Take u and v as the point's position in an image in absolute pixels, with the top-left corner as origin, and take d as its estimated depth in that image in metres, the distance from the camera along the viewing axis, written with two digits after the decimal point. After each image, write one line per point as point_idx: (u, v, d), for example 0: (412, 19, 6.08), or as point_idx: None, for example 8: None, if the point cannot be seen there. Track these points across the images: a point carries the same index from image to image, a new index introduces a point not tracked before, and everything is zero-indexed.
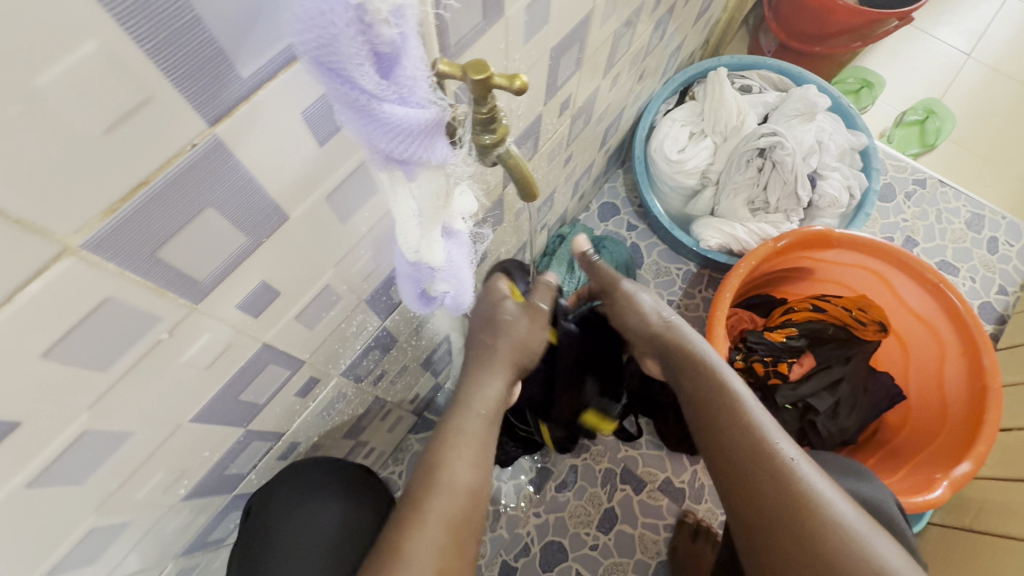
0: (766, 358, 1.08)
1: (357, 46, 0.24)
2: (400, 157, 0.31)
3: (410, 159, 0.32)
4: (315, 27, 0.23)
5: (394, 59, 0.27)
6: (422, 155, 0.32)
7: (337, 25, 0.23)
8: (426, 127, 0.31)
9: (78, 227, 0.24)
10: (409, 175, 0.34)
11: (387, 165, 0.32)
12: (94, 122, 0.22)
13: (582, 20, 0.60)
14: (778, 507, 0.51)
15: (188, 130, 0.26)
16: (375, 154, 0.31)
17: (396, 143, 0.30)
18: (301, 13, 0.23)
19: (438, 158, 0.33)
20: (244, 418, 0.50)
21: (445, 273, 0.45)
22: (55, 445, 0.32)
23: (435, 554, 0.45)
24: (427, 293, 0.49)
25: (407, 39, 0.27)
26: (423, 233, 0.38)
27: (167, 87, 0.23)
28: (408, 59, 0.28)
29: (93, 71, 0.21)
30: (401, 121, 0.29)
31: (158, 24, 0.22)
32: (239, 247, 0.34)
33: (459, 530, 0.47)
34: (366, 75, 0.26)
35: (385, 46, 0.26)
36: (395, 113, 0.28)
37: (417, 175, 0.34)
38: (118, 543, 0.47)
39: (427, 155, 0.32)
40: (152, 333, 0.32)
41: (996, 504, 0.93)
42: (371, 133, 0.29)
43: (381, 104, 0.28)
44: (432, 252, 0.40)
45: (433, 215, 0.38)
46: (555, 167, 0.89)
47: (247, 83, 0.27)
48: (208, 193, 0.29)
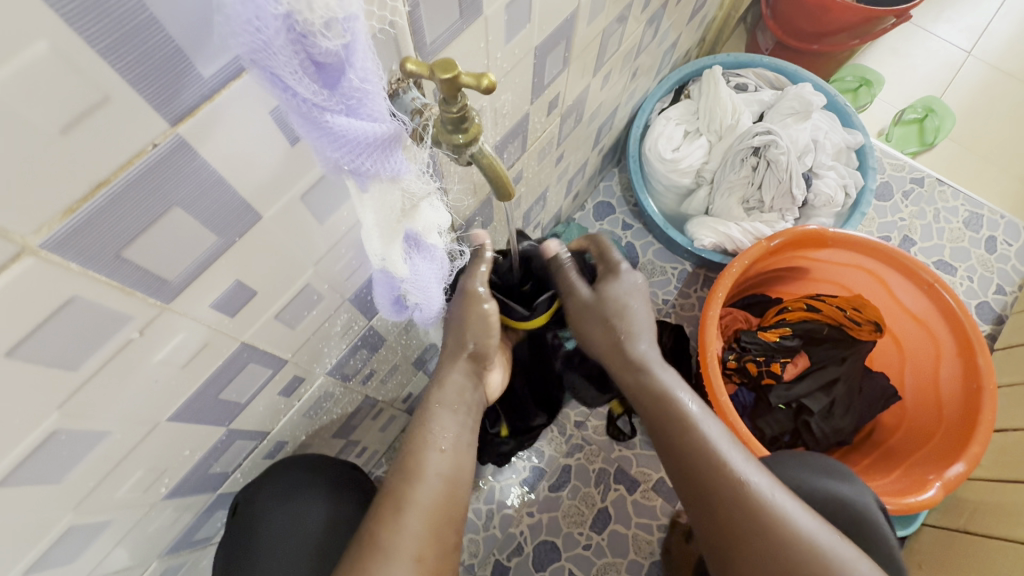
0: (759, 357, 1.07)
1: (288, 55, 0.25)
2: (349, 167, 0.32)
3: (362, 171, 0.33)
4: (249, 35, 0.24)
5: (338, 70, 0.27)
6: (373, 167, 0.33)
7: (267, 34, 0.24)
8: (376, 137, 0.31)
9: (37, 226, 0.24)
10: (362, 187, 0.34)
11: (341, 174, 0.33)
12: (49, 122, 0.22)
13: (567, 18, 0.59)
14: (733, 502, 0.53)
15: (150, 129, 0.25)
16: (327, 165, 0.32)
17: (345, 153, 0.31)
18: (235, 21, 0.23)
19: (391, 171, 0.34)
20: (226, 417, 0.50)
21: (411, 283, 0.46)
22: (26, 444, 0.32)
23: (416, 543, 0.48)
24: (401, 299, 0.50)
25: (354, 50, 0.27)
26: (384, 246, 0.39)
27: (124, 87, 0.23)
28: (354, 70, 0.28)
29: (45, 71, 0.21)
30: (348, 131, 0.30)
31: (111, 25, 0.22)
32: (210, 247, 0.34)
33: (436, 522, 0.50)
34: (303, 85, 0.26)
35: (325, 57, 0.26)
36: (339, 123, 0.29)
37: (371, 188, 0.35)
38: (101, 541, 0.47)
39: (378, 168, 0.33)
40: (123, 332, 0.32)
41: (990, 505, 0.93)
42: (321, 141, 0.30)
43: (325, 114, 0.28)
44: (394, 263, 0.41)
45: (392, 230, 0.38)
46: (546, 166, 0.89)
47: (208, 82, 0.27)
48: (174, 192, 0.29)
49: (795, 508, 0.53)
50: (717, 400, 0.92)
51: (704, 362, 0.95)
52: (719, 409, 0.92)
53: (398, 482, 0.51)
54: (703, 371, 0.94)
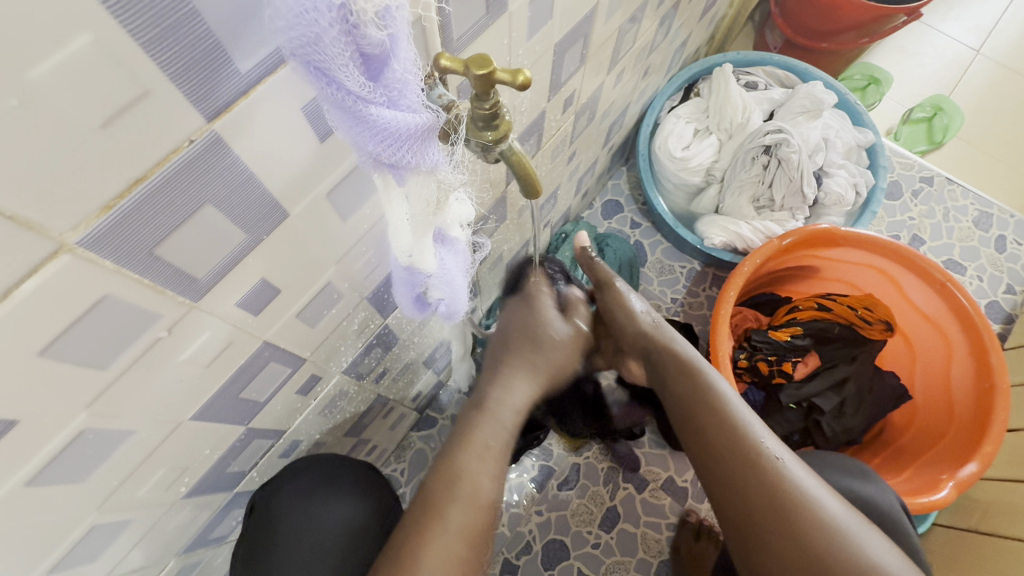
0: (770, 357, 1.07)
1: (340, 46, 0.25)
2: (389, 161, 0.32)
3: (400, 164, 0.32)
4: (299, 29, 0.24)
5: (383, 61, 0.28)
6: (412, 160, 0.32)
7: (321, 25, 0.24)
8: (415, 130, 0.31)
9: (75, 223, 0.24)
10: (400, 180, 0.34)
11: (377, 168, 0.33)
12: (89, 118, 0.22)
13: (587, 14, 0.59)
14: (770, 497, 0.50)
15: (186, 125, 0.25)
16: (365, 157, 0.32)
17: (386, 147, 0.30)
18: (286, 14, 0.23)
19: (428, 163, 0.34)
20: (245, 415, 0.49)
21: (438, 279, 0.46)
22: (54, 443, 0.32)
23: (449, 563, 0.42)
24: (422, 296, 0.50)
25: (398, 40, 0.27)
26: (414, 239, 0.39)
27: (163, 82, 0.23)
28: (399, 61, 0.28)
29: (87, 64, 0.20)
30: (390, 123, 0.29)
31: (154, 18, 0.21)
32: (239, 245, 0.33)
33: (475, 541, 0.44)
34: (351, 76, 0.26)
35: (373, 48, 0.26)
36: (383, 116, 0.29)
37: (408, 180, 0.35)
38: (121, 540, 0.47)
39: (416, 160, 0.33)
40: (152, 331, 0.32)
41: (1003, 505, 0.92)
42: (360, 134, 0.29)
43: (368, 106, 0.28)
44: (423, 256, 0.41)
45: (425, 220, 0.39)
46: (559, 164, 0.89)
47: (245, 77, 0.26)
48: (207, 189, 0.29)
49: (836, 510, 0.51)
50: None
51: (716, 360, 0.94)
52: None
53: (435, 495, 0.45)
54: (714, 370, 0.94)
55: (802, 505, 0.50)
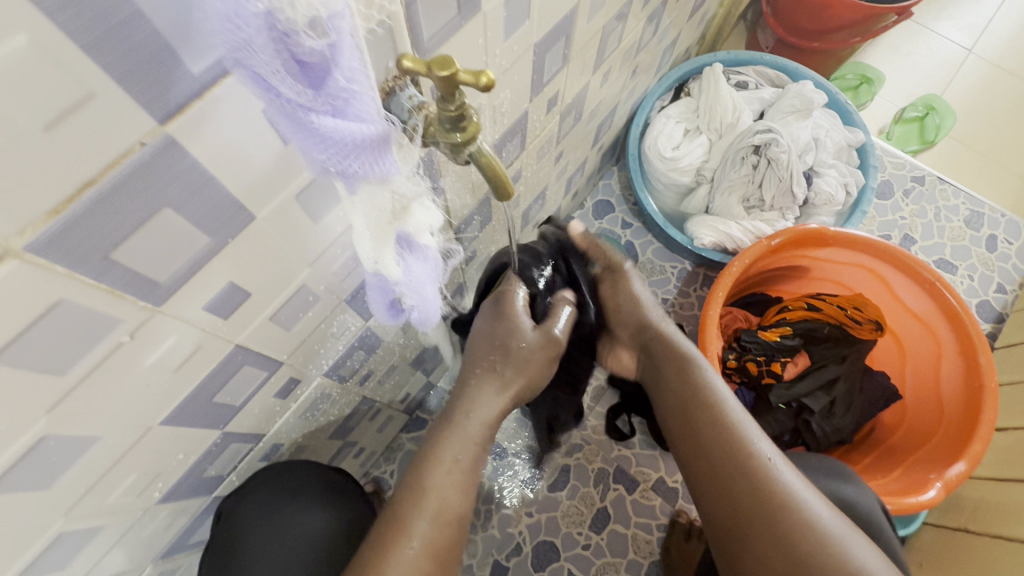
0: (760, 357, 1.07)
1: (269, 54, 0.24)
2: (337, 169, 0.31)
3: (352, 172, 0.32)
4: (231, 36, 0.23)
5: (324, 70, 0.26)
6: (361, 169, 0.32)
7: (246, 32, 0.23)
8: (365, 139, 0.30)
9: (20, 228, 0.23)
10: (350, 189, 0.34)
11: (328, 174, 0.33)
12: (30, 121, 0.21)
13: (567, 15, 0.59)
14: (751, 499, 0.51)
15: (137, 128, 0.25)
16: (314, 163, 0.31)
17: (334, 155, 0.30)
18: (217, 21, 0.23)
19: (381, 172, 0.34)
20: (221, 419, 0.49)
21: (409, 287, 0.45)
22: (13, 451, 0.31)
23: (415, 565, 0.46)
24: (396, 303, 0.50)
25: (340, 49, 0.26)
26: (377, 247, 0.38)
27: (109, 84, 0.23)
28: (342, 71, 0.27)
29: (24, 67, 0.20)
30: (334, 132, 0.29)
31: (95, 19, 0.21)
32: (202, 249, 0.33)
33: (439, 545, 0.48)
34: (285, 85, 0.26)
35: (310, 57, 0.25)
36: (325, 124, 0.28)
37: (359, 188, 0.34)
38: (93, 545, 0.47)
39: (366, 170, 0.32)
40: (113, 336, 0.32)
41: (992, 505, 0.92)
42: (307, 141, 0.29)
43: (310, 114, 0.27)
44: (388, 266, 0.40)
45: (383, 231, 0.38)
46: (546, 164, 0.88)
47: (198, 80, 0.26)
48: (163, 192, 0.28)
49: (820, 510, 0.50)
50: None
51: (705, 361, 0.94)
52: None
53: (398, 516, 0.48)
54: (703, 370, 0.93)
55: (781, 502, 0.50)
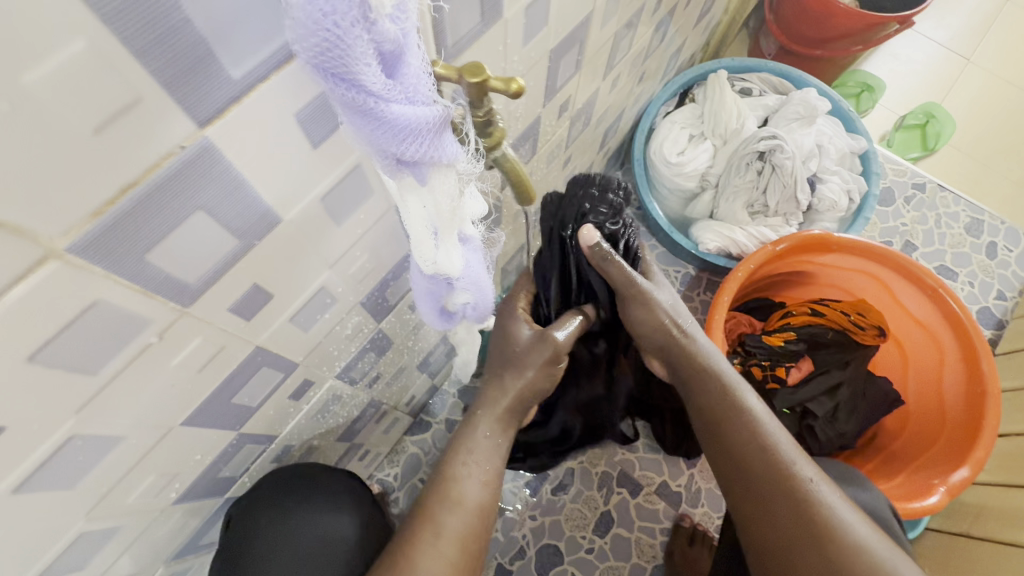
0: (765, 362, 1.09)
1: (362, 46, 0.24)
2: (406, 160, 0.31)
3: (421, 161, 0.32)
4: (318, 29, 0.23)
5: (397, 57, 0.27)
6: (432, 154, 0.31)
7: (342, 26, 0.23)
8: (433, 125, 0.31)
9: (65, 229, 0.24)
10: (420, 180, 0.33)
11: (397, 169, 0.32)
12: (81, 123, 0.22)
13: (582, 21, 0.59)
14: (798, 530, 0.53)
15: (178, 131, 0.25)
16: (383, 159, 0.31)
17: (405, 145, 0.30)
18: (304, 18, 0.23)
19: (449, 157, 0.33)
20: (237, 420, 0.49)
21: (465, 281, 0.46)
22: (42, 451, 0.32)
23: (446, 569, 0.48)
24: (446, 308, 0.51)
25: (408, 36, 0.28)
26: (440, 240, 0.39)
27: (156, 87, 0.23)
28: (410, 58, 0.28)
29: (78, 72, 0.20)
30: (409, 120, 0.29)
31: (147, 24, 0.21)
32: (231, 250, 0.33)
33: (469, 546, 0.51)
34: (372, 74, 0.26)
35: (389, 44, 0.26)
36: (401, 113, 0.28)
37: (429, 178, 0.34)
38: (109, 547, 0.47)
39: (437, 154, 0.32)
40: (142, 336, 0.32)
41: (992, 510, 0.93)
42: (377, 134, 0.29)
43: (388, 104, 0.28)
44: (450, 261, 0.40)
45: (447, 222, 0.37)
46: (554, 168, 0.89)
47: (238, 83, 0.26)
48: (199, 195, 0.28)
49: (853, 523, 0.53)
50: None
51: None
52: None
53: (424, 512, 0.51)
54: None
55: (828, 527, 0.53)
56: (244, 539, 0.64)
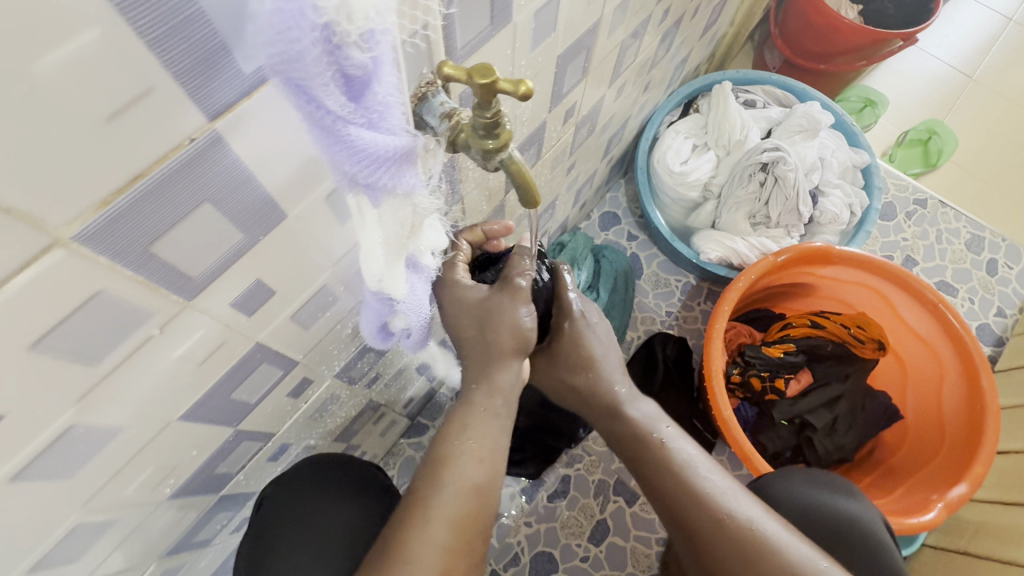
0: (763, 373, 1.07)
1: (322, 67, 0.25)
2: (364, 181, 0.32)
3: (377, 185, 0.32)
4: (281, 46, 0.24)
5: (365, 83, 0.27)
6: (389, 181, 0.33)
7: (303, 44, 0.23)
8: (395, 154, 0.31)
9: (72, 217, 0.24)
10: (374, 202, 0.34)
11: (353, 187, 0.33)
12: (93, 112, 0.22)
13: (590, 28, 0.60)
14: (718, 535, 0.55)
15: (187, 123, 0.25)
16: (341, 175, 0.32)
17: (362, 167, 0.31)
18: (268, 32, 0.23)
19: (406, 186, 0.34)
20: (235, 417, 0.49)
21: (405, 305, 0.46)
22: (41, 440, 0.31)
23: (441, 555, 0.46)
24: (386, 327, 0.50)
25: (382, 63, 0.27)
26: (386, 264, 0.39)
27: (168, 77, 0.23)
28: (380, 85, 0.28)
29: (95, 58, 0.21)
30: (369, 146, 0.30)
31: (160, 16, 0.21)
32: (235, 245, 0.33)
33: (463, 530, 0.47)
34: (331, 97, 0.26)
35: (355, 70, 0.26)
36: (361, 137, 0.29)
37: (383, 204, 0.35)
38: (103, 541, 0.46)
39: (393, 183, 0.33)
40: (145, 328, 0.32)
41: (991, 527, 0.93)
42: (338, 153, 0.30)
43: (348, 127, 0.28)
44: (393, 284, 0.41)
45: (398, 246, 0.39)
46: (558, 174, 0.89)
47: (248, 79, 0.26)
48: (205, 187, 0.29)
49: (776, 528, 0.55)
50: (721, 415, 0.91)
51: (709, 378, 0.94)
52: (724, 426, 0.90)
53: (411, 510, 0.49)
54: (707, 387, 0.93)
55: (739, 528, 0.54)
56: (277, 513, 0.67)
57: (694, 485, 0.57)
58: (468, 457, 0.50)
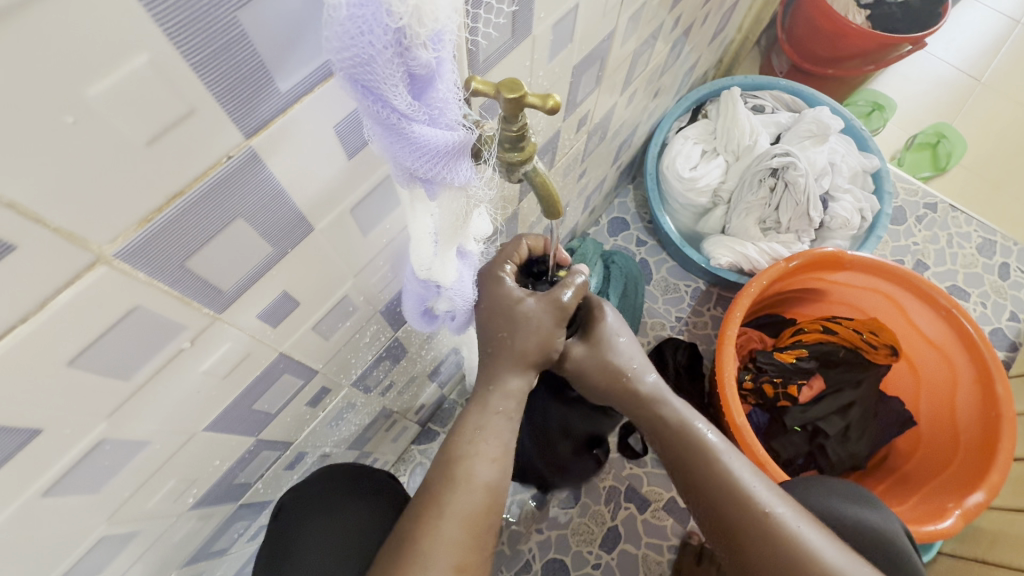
0: (776, 379, 1.07)
1: (393, 67, 0.25)
2: (424, 176, 0.32)
3: (435, 179, 0.32)
4: (353, 51, 0.24)
5: (428, 81, 0.28)
6: (448, 176, 0.33)
7: (376, 47, 0.24)
8: (453, 148, 0.31)
9: (113, 235, 0.24)
10: (431, 195, 0.35)
11: (411, 183, 0.33)
12: (137, 134, 0.22)
13: (604, 38, 0.60)
14: (757, 546, 0.52)
15: (225, 142, 0.26)
16: (400, 172, 0.32)
17: (423, 163, 0.31)
18: (340, 36, 0.23)
19: (461, 181, 0.33)
20: (256, 427, 0.49)
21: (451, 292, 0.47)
22: (74, 453, 0.32)
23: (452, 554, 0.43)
24: (430, 310, 0.51)
25: (443, 62, 0.28)
26: (435, 251, 0.40)
27: (210, 99, 0.24)
28: (443, 81, 0.29)
29: (141, 83, 0.21)
30: (429, 141, 0.30)
31: (205, 39, 0.22)
32: (264, 257, 0.34)
33: (476, 528, 0.44)
34: (398, 96, 0.27)
35: (420, 68, 0.27)
36: (423, 134, 0.29)
37: (440, 195, 0.35)
38: (127, 551, 0.47)
39: (450, 176, 0.33)
40: (175, 342, 0.32)
41: (1008, 535, 0.92)
42: (399, 150, 0.30)
43: (411, 124, 0.28)
44: (442, 271, 0.42)
45: (451, 233, 0.39)
46: (569, 181, 0.89)
47: (285, 96, 0.27)
48: (240, 203, 0.29)
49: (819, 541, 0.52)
50: (734, 421, 0.90)
51: (722, 383, 0.93)
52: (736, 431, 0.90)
53: None
54: (719, 393, 0.93)
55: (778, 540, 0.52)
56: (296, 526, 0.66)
57: (734, 491, 0.54)
58: (483, 457, 0.46)
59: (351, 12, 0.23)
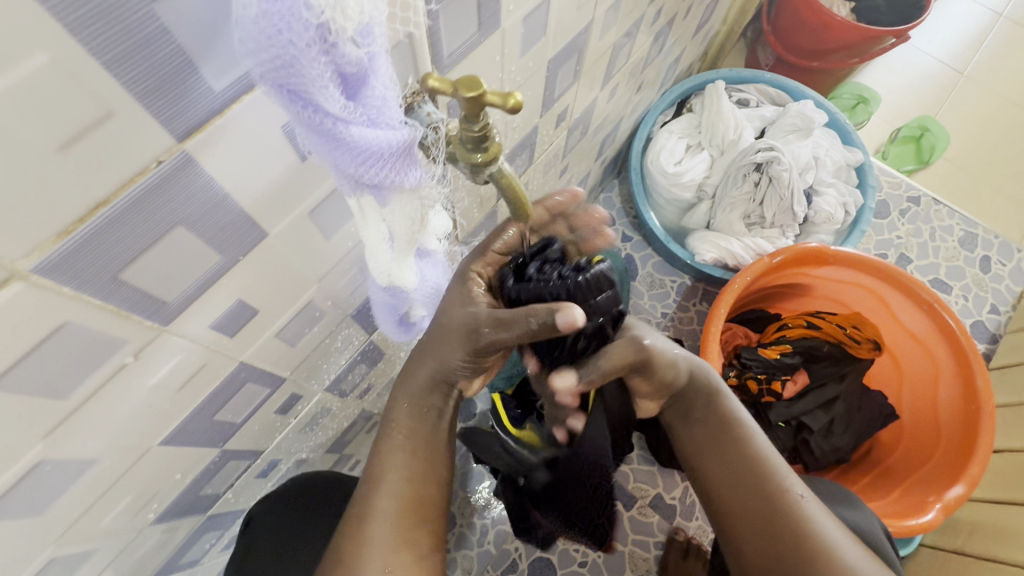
0: (760, 375, 1.09)
1: (320, 67, 0.23)
2: (370, 181, 0.30)
3: (383, 184, 0.31)
4: (271, 52, 0.22)
5: (362, 80, 0.26)
6: (394, 181, 0.31)
7: (297, 45, 0.22)
8: (398, 151, 0.29)
9: (29, 250, 0.22)
10: (380, 201, 0.33)
11: (358, 191, 0.31)
12: (47, 139, 0.20)
13: (581, 30, 0.58)
14: (785, 531, 0.50)
15: (154, 145, 0.24)
16: (343, 179, 0.30)
17: (367, 168, 0.29)
18: (255, 38, 0.22)
19: (413, 181, 0.32)
20: (220, 437, 0.47)
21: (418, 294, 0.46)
22: (9, 476, 0.30)
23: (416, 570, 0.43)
24: (401, 319, 0.50)
25: (376, 60, 0.26)
26: (393, 258, 0.38)
27: (130, 101, 0.22)
28: (377, 80, 0.27)
29: (46, 84, 0.19)
30: (370, 146, 0.28)
31: (117, 35, 0.20)
32: (213, 267, 0.32)
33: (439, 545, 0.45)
34: (331, 98, 0.25)
35: (350, 67, 0.25)
36: (363, 137, 0.27)
37: (390, 200, 0.33)
38: (85, 568, 0.45)
39: (399, 179, 0.31)
40: (117, 357, 0.30)
41: (988, 526, 0.93)
42: (338, 156, 0.28)
43: (348, 127, 0.26)
44: (403, 276, 0.40)
45: (407, 241, 0.37)
46: (551, 177, 0.88)
47: (220, 96, 0.25)
48: (177, 211, 0.27)
49: (842, 538, 0.50)
50: None
51: None
52: None
53: None
54: None
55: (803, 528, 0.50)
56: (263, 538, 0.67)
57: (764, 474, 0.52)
58: None
59: (265, 10, 0.21)
